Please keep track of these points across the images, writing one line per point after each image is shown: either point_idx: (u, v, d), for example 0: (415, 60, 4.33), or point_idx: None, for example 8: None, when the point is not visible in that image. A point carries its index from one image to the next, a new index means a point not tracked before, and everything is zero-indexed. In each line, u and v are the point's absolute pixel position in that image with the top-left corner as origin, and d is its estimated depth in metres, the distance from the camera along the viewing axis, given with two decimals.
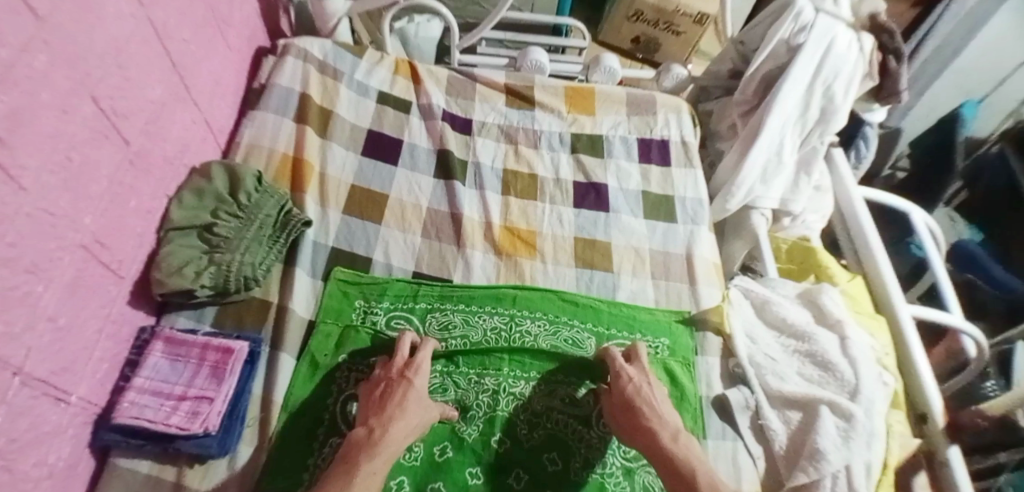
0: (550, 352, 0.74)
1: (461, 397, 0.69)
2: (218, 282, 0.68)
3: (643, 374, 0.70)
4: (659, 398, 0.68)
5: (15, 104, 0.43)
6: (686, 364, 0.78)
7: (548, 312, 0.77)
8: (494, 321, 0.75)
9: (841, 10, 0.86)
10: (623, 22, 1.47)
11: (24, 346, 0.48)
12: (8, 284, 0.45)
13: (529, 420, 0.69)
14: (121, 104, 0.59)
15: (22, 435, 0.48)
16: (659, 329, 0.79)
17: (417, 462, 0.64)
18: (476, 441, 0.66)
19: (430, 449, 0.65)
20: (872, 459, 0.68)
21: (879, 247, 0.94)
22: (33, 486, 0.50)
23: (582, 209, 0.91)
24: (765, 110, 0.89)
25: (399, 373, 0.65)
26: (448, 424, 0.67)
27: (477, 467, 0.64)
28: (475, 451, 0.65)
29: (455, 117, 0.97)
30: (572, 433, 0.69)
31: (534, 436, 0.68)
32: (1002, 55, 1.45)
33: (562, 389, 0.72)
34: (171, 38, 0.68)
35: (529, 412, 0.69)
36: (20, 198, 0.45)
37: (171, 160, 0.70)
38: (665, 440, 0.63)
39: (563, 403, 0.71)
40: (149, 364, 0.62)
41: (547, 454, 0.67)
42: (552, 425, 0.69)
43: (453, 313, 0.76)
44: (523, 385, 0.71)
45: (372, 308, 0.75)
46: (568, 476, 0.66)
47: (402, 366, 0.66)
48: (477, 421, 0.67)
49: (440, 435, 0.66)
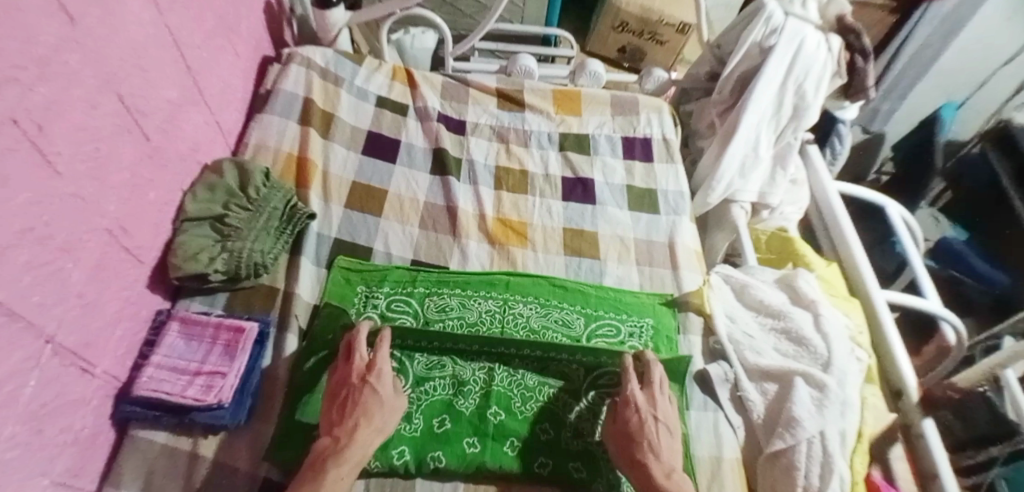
0: (540, 332, 0.79)
1: (457, 373, 0.74)
2: (229, 268, 0.73)
3: (652, 403, 0.70)
4: (665, 437, 0.68)
5: (50, 97, 0.49)
6: (670, 343, 0.82)
7: (538, 296, 0.82)
8: (489, 304, 0.80)
9: (809, 13, 0.92)
10: (608, 33, 1.55)
11: (54, 317, 0.52)
12: (43, 259, 0.50)
13: (522, 394, 0.73)
14: (142, 103, 0.65)
15: (52, 400, 0.53)
16: (644, 310, 0.84)
17: (417, 434, 0.68)
18: (473, 414, 0.71)
19: (429, 420, 0.70)
20: (847, 427, 0.73)
21: (852, 234, 1.00)
22: (60, 451, 0.55)
23: (571, 201, 0.97)
24: (740, 107, 0.95)
25: (360, 379, 0.66)
26: (446, 399, 0.72)
27: (473, 438, 0.69)
28: (471, 423, 0.70)
29: (449, 119, 1.03)
30: (561, 405, 0.73)
31: (528, 409, 0.72)
32: (979, 61, 1.51)
33: (553, 364, 0.76)
34: (186, 44, 0.74)
35: (523, 387, 0.74)
36: (54, 181, 0.51)
37: (184, 157, 0.76)
38: (658, 477, 0.63)
39: (555, 378, 0.75)
40: (166, 343, 0.67)
41: (540, 424, 0.71)
42: (544, 399, 0.73)
43: (450, 296, 0.80)
44: (518, 361, 0.75)
45: (373, 293, 0.80)
46: (563, 445, 0.70)
47: (363, 370, 0.67)
48: (473, 395, 0.72)
49: (439, 409, 0.71)
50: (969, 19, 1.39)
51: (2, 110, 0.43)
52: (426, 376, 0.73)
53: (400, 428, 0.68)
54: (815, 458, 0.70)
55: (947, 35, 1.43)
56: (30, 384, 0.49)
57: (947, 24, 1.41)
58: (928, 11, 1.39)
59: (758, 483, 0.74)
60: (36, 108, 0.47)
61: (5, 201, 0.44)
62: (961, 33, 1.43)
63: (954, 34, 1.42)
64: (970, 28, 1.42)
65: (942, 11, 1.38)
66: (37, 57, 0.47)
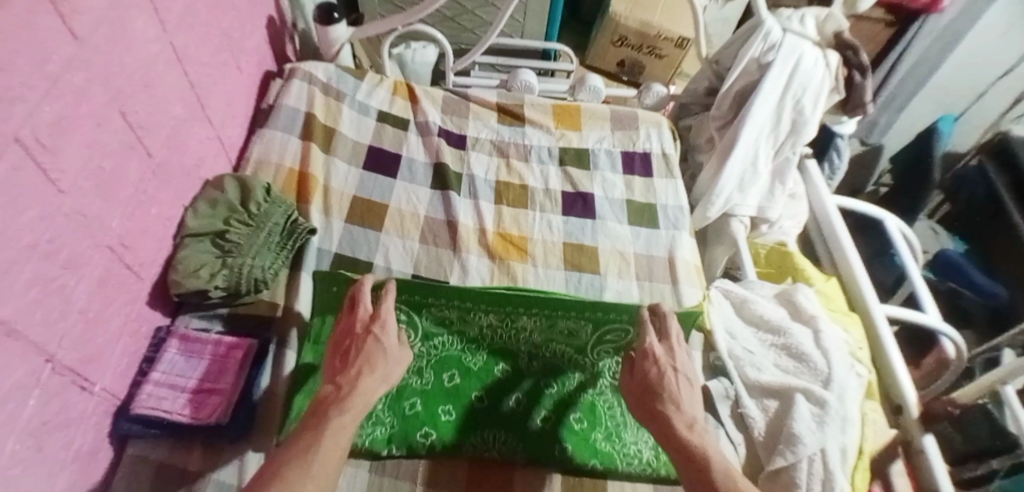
0: None
1: (463, 328, 0.75)
2: (230, 284, 0.73)
3: (670, 354, 0.68)
4: (684, 386, 0.66)
5: (58, 115, 0.50)
6: None
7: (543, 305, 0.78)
8: None
9: (807, 29, 0.93)
10: (608, 47, 1.56)
11: (58, 335, 0.53)
12: (47, 276, 0.51)
13: (528, 351, 0.76)
14: (147, 120, 0.66)
15: (52, 418, 0.53)
16: None
17: (429, 387, 0.74)
18: (480, 369, 0.76)
19: (439, 375, 0.75)
20: (848, 443, 0.73)
21: (852, 250, 1.00)
22: (58, 469, 0.55)
23: (570, 216, 0.97)
24: (739, 123, 0.96)
25: (363, 328, 0.65)
26: (455, 355, 0.76)
27: (481, 391, 0.75)
28: (479, 378, 0.75)
29: (449, 133, 1.04)
30: (567, 361, 0.77)
31: (534, 364, 0.77)
32: (977, 73, 1.52)
33: (561, 321, 0.73)
34: (191, 60, 0.75)
35: (529, 344, 0.76)
36: (59, 199, 0.51)
37: (187, 173, 0.76)
38: (681, 429, 0.62)
39: (562, 335, 0.75)
40: (166, 360, 0.67)
41: (543, 379, 0.76)
42: (550, 355, 0.76)
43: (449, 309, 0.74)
44: (525, 320, 0.73)
45: None
46: (564, 396, 0.76)
47: (367, 320, 0.66)
48: (480, 353, 0.76)
49: (449, 364, 0.75)
50: (966, 32, 1.40)
51: (10, 129, 0.44)
52: (434, 331, 0.76)
53: (412, 382, 0.74)
54: (816, 476, 0.70)
55: (943, 48, 1.45)
56: (31, 402, 0.49)
57: (942, 39, 1.43)
58: (925, 25, 1.39)
59: None
60: (43, 125, 0.48)
61: (9, 219, 0.45)
62: (957, 46, 1.44)
63: (951, 47, 1.44)
64: (967, 40, 1.43)
65: (940, 24, 1.39)
66: (45, 75, 0.47)
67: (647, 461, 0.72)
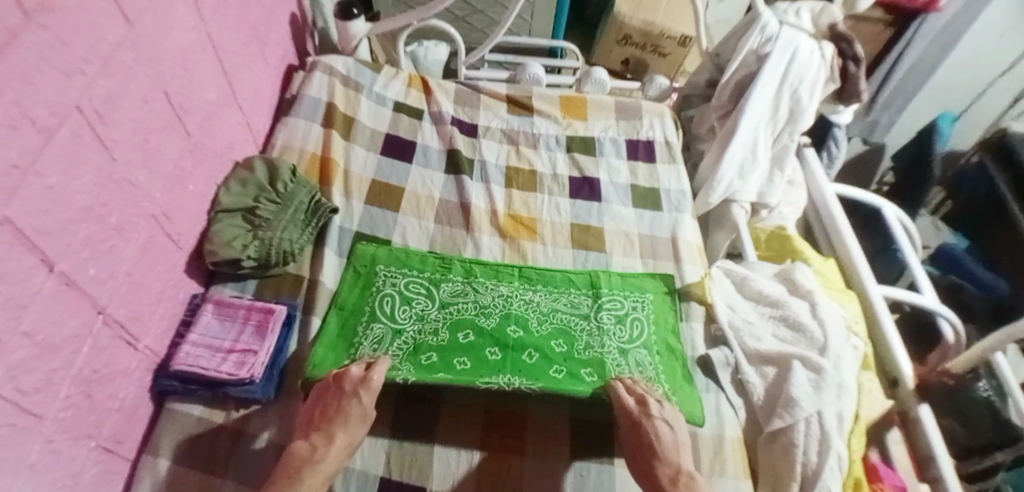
0: (552, 314, 0.83)
1: (480, 299, 0.83)
2: (260, 255, 0.79)
3: (642, 404, 0.71)
4: (665, 430, 0.69)
5: (111, 90, 0.55)
6: (673, 331, 0.85)
7: (548, 284, 0.87)
8: (503, 290, 0.85)
9: (802, 22, 0.98)
10: (613, 46, 1.61)
11: (108, 291, 0.58)
12: (99, 237, 0.56)
13: (538, 316, 0.82)
14: (185, 102, 0.71)
15: (103, 368, 0.58)
16: (645, 286, 0.89)
17: (445, 342, 0.76)
18: (494, 329, 0.79)
19: (454, 334, 0.77)
20: (843, 408, 0.77)
21: (851, 234, 1.05)
22: (106, 416, 0.59)
23: (577, 200, 1.02)
24: (739, 111, 1.00)
25: (351, 388, 0.66)
26: (469, 319, 0.80)
27: (495, 347, 0.76)
28: (493, 336, 0.78)
29: (462, 122, 1.09)
30: (576, 326, 0.82)
31: (543, 327, 0.81)
32: (977, 69, 1.56)
33: (564, 296, 0.86)
34: (224, 49, 0.81)
35: (538, 312, 0.83)
36: (111, 166, 0.56)
37: (220, 154, 0.82)
38: (664, 482, 0.64)
39: (566, 306, 0.85)
40: (202, 323, 0.73)
41: (555, 340, 0.79)
42: (559, 322, 0.82)
43: (463, 283, 0.85)
44: (531, 293, 0.85)
45: (393, 274, 0.84)
46: (575, 354, 0.78)
47: (356, 380, 0.67)
48: (494, 316, 0.81)
49: (463, 325, 0.79)
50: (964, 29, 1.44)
51: (69, 98, 0.49)
52: (451, 301, 0.82)
53: (429, 339, 0.77)
54: (813, 437, 0.74)
55: (943, 45, 1.48)
56: (83, 350, 0.54)
57: (941, 37, 1.47)
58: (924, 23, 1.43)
59: (759, 462, 0.77)
60: (99, 98, 0.53)
61: (70, 180, 0.50)
62: (957, 44, 1.48)
63: (951, 45, 1.48)
64: (967, 37, 1.47)
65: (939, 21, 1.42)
66: (102, 52, 0.53)
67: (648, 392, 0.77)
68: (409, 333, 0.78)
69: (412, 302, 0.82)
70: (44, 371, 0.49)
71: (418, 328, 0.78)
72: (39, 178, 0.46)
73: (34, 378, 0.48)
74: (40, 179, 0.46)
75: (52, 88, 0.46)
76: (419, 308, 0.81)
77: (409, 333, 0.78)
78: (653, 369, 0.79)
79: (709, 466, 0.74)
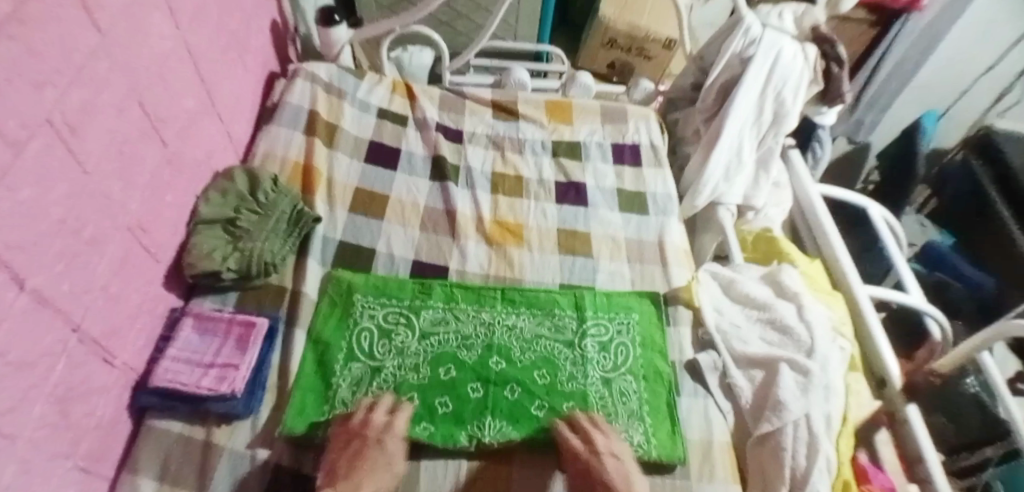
0: (535, 341, 0.81)
1: (461, 327, 0.81)
2: (241, 266, 0.77)
3: (588, 441, 0.70)
4: (613, 464, 0.68)
5: (85, 101, 0.54)
6: (661, 352, 0.83)
7: (531, 307, 0.85)
8: (485, 316, 0.83)
9: (785, 24, 1.00)
10: (598, 49, 1.60)
11: (82, 307, 0.56)
12: (73, 250, 0.54)
13: (521, 345, 0.81)
14: (162, 112, 0.70)
15: (77, 386, 0.56)
16: (630, 305, 0.87)
17: (425, 381, 0.75)
18: (476, 363, 0.78)
19: (436, 370, 0.76)
20: (831, 410, 0.77)
21: (836, 236, 1.05)
22: (82, 435, 0.58)
23: (564, 204, 1.01)
24: (723, 115, 1.00)
25: (376, 435, 0.66)
26: (451, 351, 0.79)
27: (477, 383, 0.76)
28: (475, 371, 0.77)
29: (447, 128, 1.09)
30: (559, 355, 0.80)
31: (527, 358, 0.79)
32: (959, 69, 1.58)
33: (550, 319, 0.84)
34: (202, 58, 0.80)
35: (521, 339, 0.81)
36: (85, 178, 0.55)
37: (199, 164, 0.81)
38: None
39: (550, 331, 0.83)
40: (181, 337, 0.71)
41: (537, 370, 0.78)
42: (542, 350, 0.81)
43: (443, 310, 0.83)
44: (514, 319, 0.83)
45: (370, 305, 0.82)
46: (557, 387, 0.77)
47: (379, 427, 0.67)
48: (476, 349, 0.79)
49: (445, 359, 0.78)
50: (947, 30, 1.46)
51: (40, 110, 0.47)
52: (431, 331, 0.81)
53: (409, 378, 0.75)
54: (802, 440, 0.74)
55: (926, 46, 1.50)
56: (57, 368, 0.53)
57: (923, 39, 1.46)
58: (907, 24, 1.41)
59: (748, 467, 0.77)
60: (71, 110, 0.52)
61: (42, 194, 0.49)
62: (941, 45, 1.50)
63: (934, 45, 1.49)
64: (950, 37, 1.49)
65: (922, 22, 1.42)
66: (74, 62, 0.51)
67: (634, 409, 0.77)
68: (388, 369, 0.76)
69: (392, 334, 0.80)
70: (18, 390, 0.47)
71: (398, 363, 0.77)
72: (9, 192, 0.44)
73: (6, 398, 0.46)
74: (11, 193, 0.44)
75: (23, 101, 0.45)
76: (399, 340, 0.79)
77: (389, 370, 0.76)
78: (636, 401, 0.78)
79: (698, 471, 0.73)
